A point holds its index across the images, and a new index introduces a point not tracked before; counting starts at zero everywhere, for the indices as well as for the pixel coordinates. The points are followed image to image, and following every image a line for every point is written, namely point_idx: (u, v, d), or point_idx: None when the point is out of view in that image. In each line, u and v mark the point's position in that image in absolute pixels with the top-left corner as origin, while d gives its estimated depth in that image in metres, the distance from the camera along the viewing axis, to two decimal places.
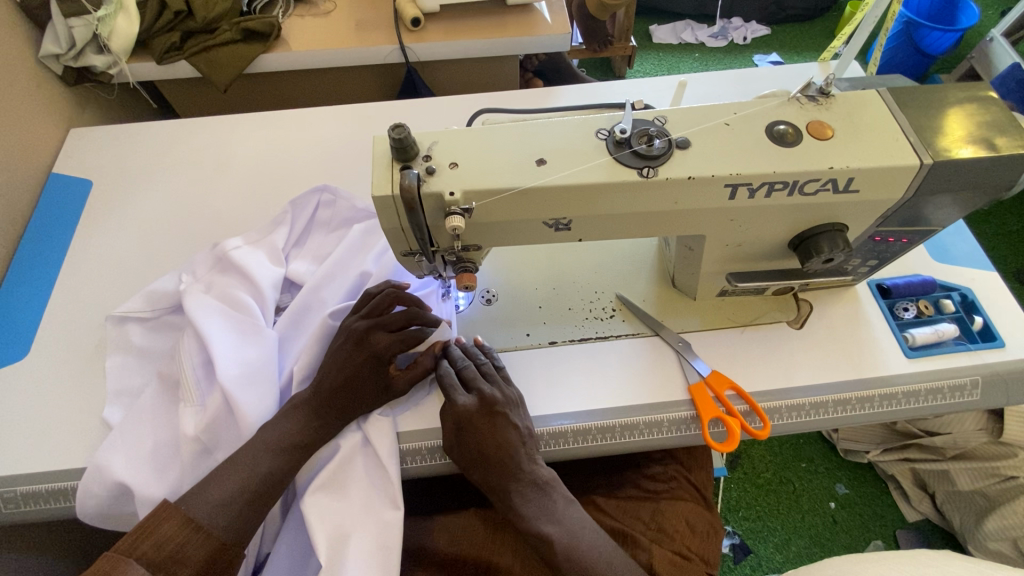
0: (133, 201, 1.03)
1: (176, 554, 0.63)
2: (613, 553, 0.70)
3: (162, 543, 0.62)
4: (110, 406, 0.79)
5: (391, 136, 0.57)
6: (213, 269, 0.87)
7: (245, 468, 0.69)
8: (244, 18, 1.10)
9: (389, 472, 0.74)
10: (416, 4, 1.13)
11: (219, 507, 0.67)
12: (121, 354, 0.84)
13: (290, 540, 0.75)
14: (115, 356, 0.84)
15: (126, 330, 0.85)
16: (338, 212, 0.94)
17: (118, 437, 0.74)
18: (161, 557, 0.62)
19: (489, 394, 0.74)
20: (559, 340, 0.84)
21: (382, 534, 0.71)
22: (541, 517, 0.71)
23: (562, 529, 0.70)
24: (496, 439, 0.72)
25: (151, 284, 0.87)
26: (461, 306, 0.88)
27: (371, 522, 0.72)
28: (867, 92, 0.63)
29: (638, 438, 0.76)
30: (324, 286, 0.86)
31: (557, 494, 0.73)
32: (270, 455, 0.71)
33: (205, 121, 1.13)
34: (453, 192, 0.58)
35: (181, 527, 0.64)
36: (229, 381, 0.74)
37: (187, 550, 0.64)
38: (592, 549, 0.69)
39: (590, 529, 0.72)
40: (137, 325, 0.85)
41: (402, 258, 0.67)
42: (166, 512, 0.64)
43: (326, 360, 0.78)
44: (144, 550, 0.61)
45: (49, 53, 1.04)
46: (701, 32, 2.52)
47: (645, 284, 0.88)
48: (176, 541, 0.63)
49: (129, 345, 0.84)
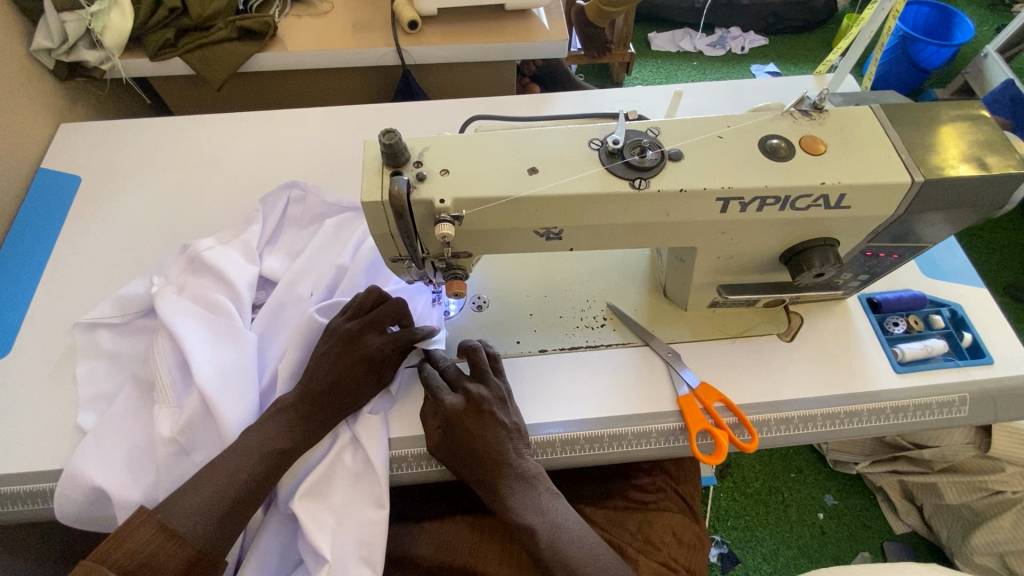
0: (123, 199, 1.02)
1: (152, 562, 0.62)
2: (604, 552, 0.68)
3: (135, 550, 0.61)
4: (83, 413, 0.78)
5: (382, 141, 0.56)
6: (185, 271, 0.87)
7: (229, 469, 0.68)
8: (240, 17, 1.10)
9: (375, 467, 0.73)
10: (413, 7, 1.13)
11: (198, 514, 0.65)
12: (93, 360, 0.83)
13: (272, 539, 0.74)
14: (85, 362, 0.82)
15: (96, 336, 0.84)
16: (309, 209, 0.95)
17: (92, 444, 0.73)
18: (136, 564, 0.61)
19: (476, 391, 0.75)
20: (550, 348, 0.84)
21: (366, 531, 0.71)
22: (527, 511, 0.69)
23: (549, 524, 0.69)
24: (481, 435, 0.71)
25: (120, 290, 0.86)
26: (451, 312, 0.87)
27: (354, 521, 0.71)
28: (860, 108, 0.63)
29: (626, 449, 0.76)
30: (299, 281, 0.86)
31: (544, 486, 0.72)
32: (253, 458, 0.70)
33: (198, 119, 1.12)
34: (444, 199, 0.57)
35: (156, 533, 0.63)
36: (206, 380, 0.74)
37: (162, 557, 0.63)
38: (583, 549, 0.67)
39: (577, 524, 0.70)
40: (108, 330, 0.84)
41: (391, 263, 0.67)
42: (141, 517, 0.63)
43: (313, 362, 0.77)
44: (118, 557, 0.61)
45: (41, 47, 1.03)
46: (700, 40, 2.54)
47: (637, 294, 0.88)
48: (150, 549, 0.62)
49: (100, 351, 0.83)
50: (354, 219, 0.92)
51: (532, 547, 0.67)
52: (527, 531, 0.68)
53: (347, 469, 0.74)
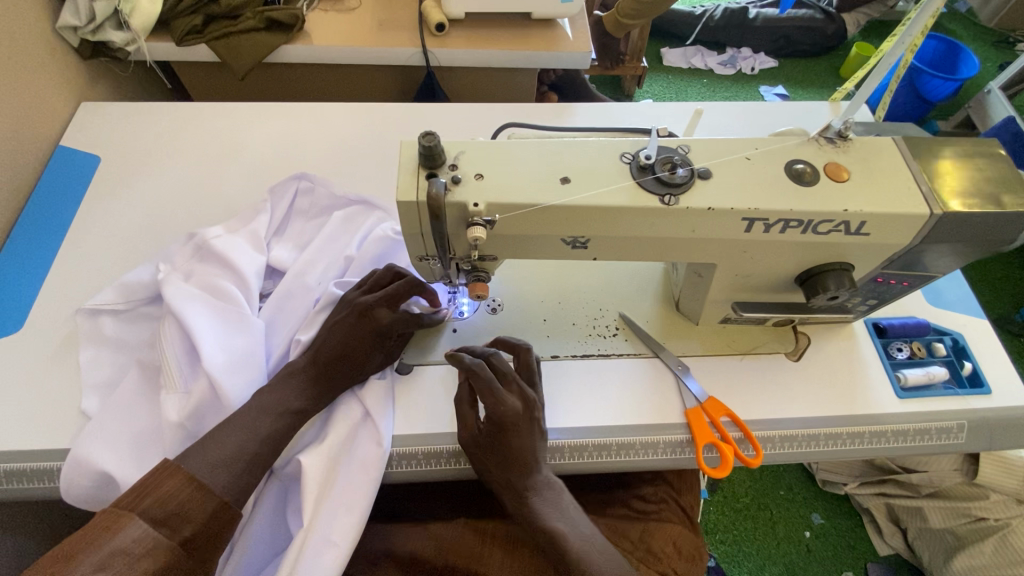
0: (142, 181, 1.02)
1: (180, 512, 0.60)
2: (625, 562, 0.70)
3: (164, 501, 0.60)
4: (87, 398, 0.77)
5: (421, 142, 0.57)
6: (191, 259, 0.87)
7: (247, 429, 0.70)
8: (268, 8, 1.10)
9: (381, 432, 0.76)
10: (441, 9, 1.14)
11: (216, 469, 0.66)
12: (96, 346, 0.82)
13: (273, 498, 0.76)
14: (89, 348, 0.82)
15: (100, 322, 0.83)
16: (317, 201, 0.97)
17: (97, 429, 0.73)
18: (165, 514, 0.59)
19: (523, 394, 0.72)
20: (561, 354, 0.84)
21: (358, 496, 0.72)
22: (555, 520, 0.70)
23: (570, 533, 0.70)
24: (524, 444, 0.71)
25: (125, 276, 0.85)
26: (465, 313, 0.88)
27: (352, 484, 0.72)
28: (882, 140, 0.65)
29: (633, 458, 0.77)
30: (307, 271, 0.88)
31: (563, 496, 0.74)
32: (269, 417, 0.72)
33: (220, 106, 1.12)
34: (478, 203, 0.59)
35: (184, 485, 0.61)
36: (216, 366, 0.75)
37: (190, 509, 0.61)
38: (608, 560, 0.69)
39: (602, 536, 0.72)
40: (112, 317, 0.84)
41: (417, 262, 0.67)
42: (168, 470, 0.62)
43: (324, 330, 0.78)
44: (146, 507, 0.59)
45: (66, 25, 1.02)
46: (710, 58, 2.59)
47: (649, 305, 0.89)
48: (179, 499, 0.61)
49: (104, 337, 0.82)
50: (362, 213, 0.95)
51: (557, 551, 0.68)
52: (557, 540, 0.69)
53: (354, 428, 0.77)
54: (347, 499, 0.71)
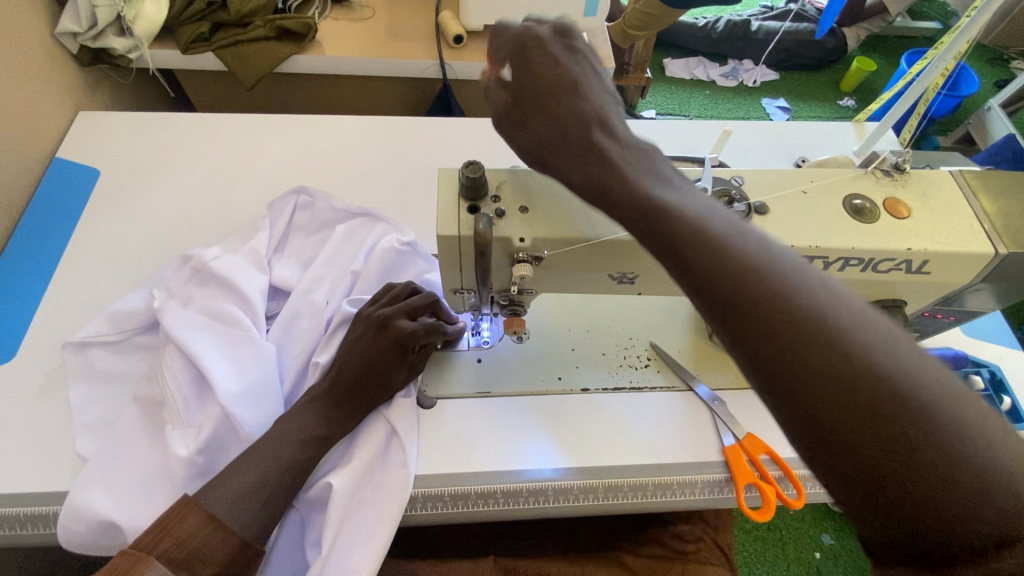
0: (142, 194, 0.96)
1: (199, 553, 0.57)
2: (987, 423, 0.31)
3: (184, 540, 0.56)
4: (82, 440, 0.70)
5: (465, 174, 0.54)
6: (188, 282, 0.79)
7: (267, 459, 0.64)
8: (279, 17, 1.06)
9: (408, 453, 0.71)
10: (459, 22, 1.11)
11: (238, 503, 0.61)
12: (87, 382, 0.74)
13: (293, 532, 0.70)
14: (79, 385, 0.74)
15: (90, 356, 0.76)
16: (316, 215, 0.90)
17: (95, 473, 0.66)
18: (183, 555, 0.56)
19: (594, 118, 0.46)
20: (592, 386, 0.80)
21: (384, 522, 0.66)
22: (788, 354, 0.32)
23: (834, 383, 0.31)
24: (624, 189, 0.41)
25: (113, 305, 0.78)
26: (488, 340, 0.83)
27: (379, 510, 0.67)
28: (940, 174, 0.63)
29: (670, 498, 0.73)
30: (314, 289, 0.81)
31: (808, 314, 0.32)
32: (289, 445, 0.66)
33: (226, 116, 1.07)
34: (524, 238, 0.55)
35: (203, 524, 0.58)
36: (229, 396, 0.68)
37: (209, 549, 0.58)
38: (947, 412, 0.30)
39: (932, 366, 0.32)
40: (101, 350, 0.76)
41: (449, 294, 0.63)
42: (186, 507, 0.59)
43: (344, 350, 0.73)
44: (166, 548, 0.56)
45: (67, 31, 0.96)
46: (713, 70, 2.58)
47: (681, 335, 0.86)
48: (198, 539, 0.57)
49: (95, 373, 0.75)
50: (366, 223, 0.88)
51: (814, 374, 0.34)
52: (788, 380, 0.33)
53: (381, 450, 0.72)
54: (372, 526, 0.66)
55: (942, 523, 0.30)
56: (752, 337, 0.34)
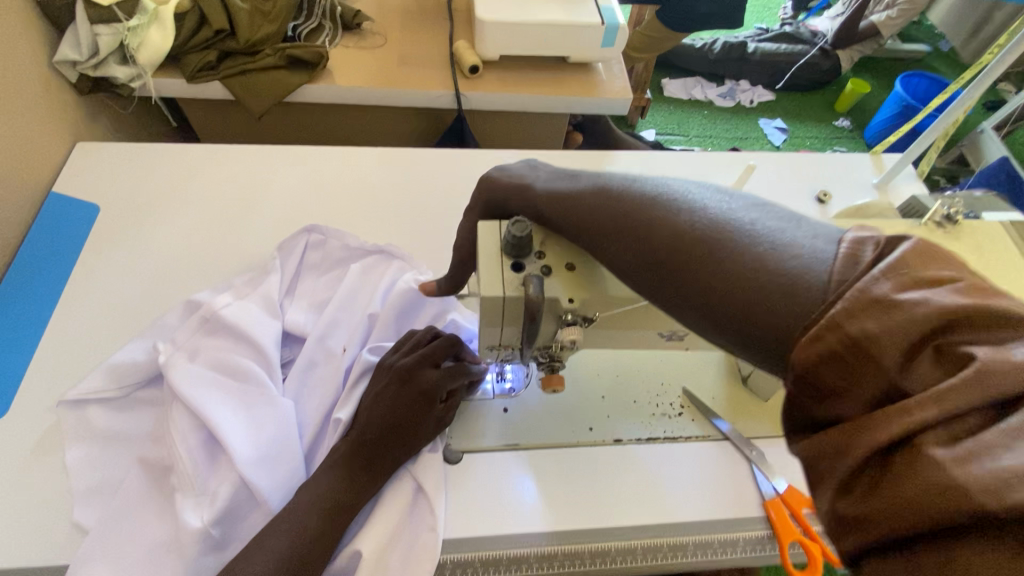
0: (144, 231, 0.91)
1: None
2: (886, 335, 0.32)
3: None
4: (82, 508, 0.65)
5: (511, 232, 0.51)
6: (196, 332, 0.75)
7: (293, 528, 0.60)
8: (290, 45, 1.03)
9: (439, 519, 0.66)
10: (475, 52, 1.08)
11: None
12: (86, 443, 0.69)
13: None
14: (77, 446, 0.69)
15: (88, 414, 0.70)
16: (329, 253, 0.85)
17: (98, 549, 0.61)
18: None
19: (550, 171, 0.57)
20: (625, 437, 0.77)
21: None
22: (703, 305, 0.42)
23: (733, 325, 0.41)
24: (576, 209, 0.51)
25: (111, 357, 0.73)
26: (515, 387, 0.80)
27: None
28: (992, 225, 0.61)
29: (711, 557, 0.71)
30: (330, 335, 0.76)
31: (710, 274, 0.42)
32: (313, 514, 0.61)
33: (232, 147, 1.03)
34: (573, 299, 0.52)
35: None
36: (244, 461, 0.64)
37: None
38: (829, 339, 0.34)
39: (839, 287, 0.35)
40: (101, 407, 0.71)
41: (485, 350, 0.60)
42: None
43: (367, 406, 0.69)
44: None
45: (66, 59, 0.92)
46: (711, 91, 2.59)
47: (713, 381, 0.83)
48: None
49: (94, 432, 0.70)
50: (384, 262, 0.84)
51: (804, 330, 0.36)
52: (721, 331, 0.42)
53: (409, 514, 0.67)
54: None
55: (835, 448, 0.33)
56: (677, 300, 0.44)
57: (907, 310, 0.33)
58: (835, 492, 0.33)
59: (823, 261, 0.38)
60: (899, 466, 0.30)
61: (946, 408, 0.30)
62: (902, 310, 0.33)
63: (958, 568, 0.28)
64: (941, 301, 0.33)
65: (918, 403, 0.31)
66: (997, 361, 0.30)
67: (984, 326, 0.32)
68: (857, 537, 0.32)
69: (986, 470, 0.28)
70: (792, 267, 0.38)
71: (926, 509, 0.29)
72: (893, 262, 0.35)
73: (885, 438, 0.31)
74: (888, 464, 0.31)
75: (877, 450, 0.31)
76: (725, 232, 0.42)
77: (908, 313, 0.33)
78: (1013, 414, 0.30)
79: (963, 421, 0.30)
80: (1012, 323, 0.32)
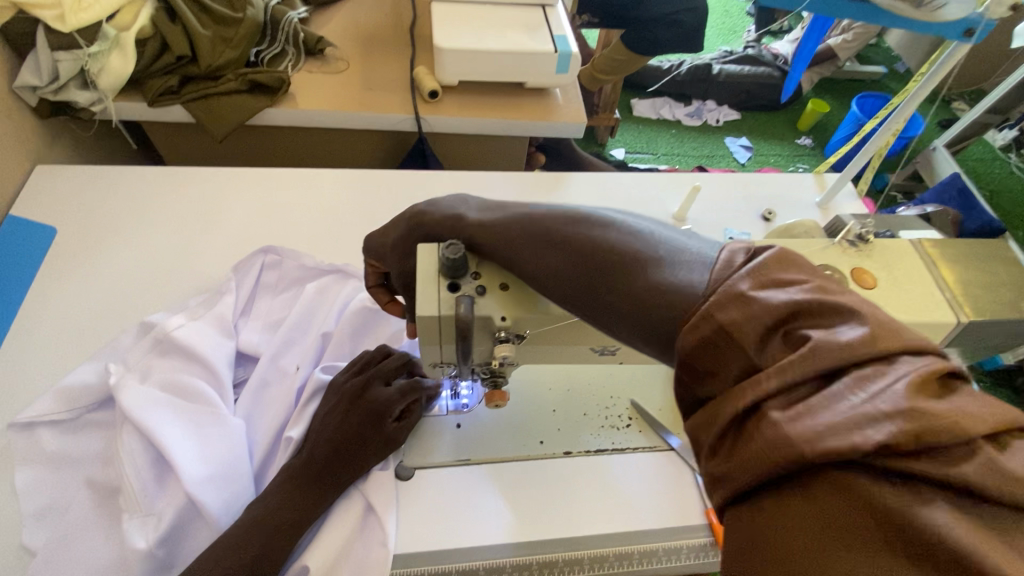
0: (102, 253, 0.92)
1: None
2: (745, 322, 0.36)
3: None
4: (28, 532, 0.65)
5: (445, 254, 0.54)
6: (149, 353, 0.75)
7: (238, 547, 0.61)
8: (251, 70, 1.05)
9: (387, 535, 0.67)
10: (435, 78, 1.12)
11: None
12: (33, 466, 0.69)
13: None
14: (24, 469, 0.68)
15: (37, 437, 0.70)
16: (285, 274, 0.87)
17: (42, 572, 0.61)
18: None
19: (479, 204, 0.59)
20: (574, 450, 0.79)
21: None
22: (621, 310, 0.45)
23: (649, 329, 0.43)
24: (504, 235, 0.54)
25: (63, 380, 0.73)
26: (468, 403, 0.81)
27: None
28: (900, 243, 0.65)
29: (657, 566, 0.72)
30: (283, 354, 0.77)
31: (633, 285, 0.43)
32: (262, 531, 0.62)
33: (193, 169, 1.04)
34: (504, 317, 0.55)
35: None
36: (193, 480, 0.64)
37: None
38: (704, 328, 0.37)
39: (715, 284, 0.39)
40: (51, 429, 0.71)
41: (428, 367, 0.62)
42: None
43: (317, 425, 0.71)
44: None
45: (26, 84, 0.94)
46: (679, 110, 2.68)
47: (661, 394, 0.86)
48: None
49: (42, 456, 0.69)
50: (339, 282, 0.86)
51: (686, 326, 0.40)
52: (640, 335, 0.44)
53: (360, 531, 0.68)
54: None
55: (708, 418, 0.36)
56: (592, 308, 0.47)
57: (762, 301, 0.36)
58: (707, 454, 0.36)
59: (703, 267, 0.41)
60: (749, 428, 0.33)
61: (786, 377, 0.33)
62: (760, 303, 0.36)
63: (791, 516, 0.31)
64: (790, 294, 0.36)
65: (766, 374, 0.34)
66: (829, 340, 0.33)
67: (822, 315, 0.35)
68: (721, 494, 0.34)
69: (808, 425, 0.31)
70: (683, 270, 0.42)
71: (763, 460, 0.31)
72: (758, 265, 0.38)
73: (736, 406, 0.34)
74: (738, 429, 0.34)
75: (735, 418, 0.34)
76: (626, 243, 0.46)
77: (765, 303, 0.36)
78: (838, 380, 0.32)
79: (800, 389, 0.33)
80: (844, 311, 0.35)
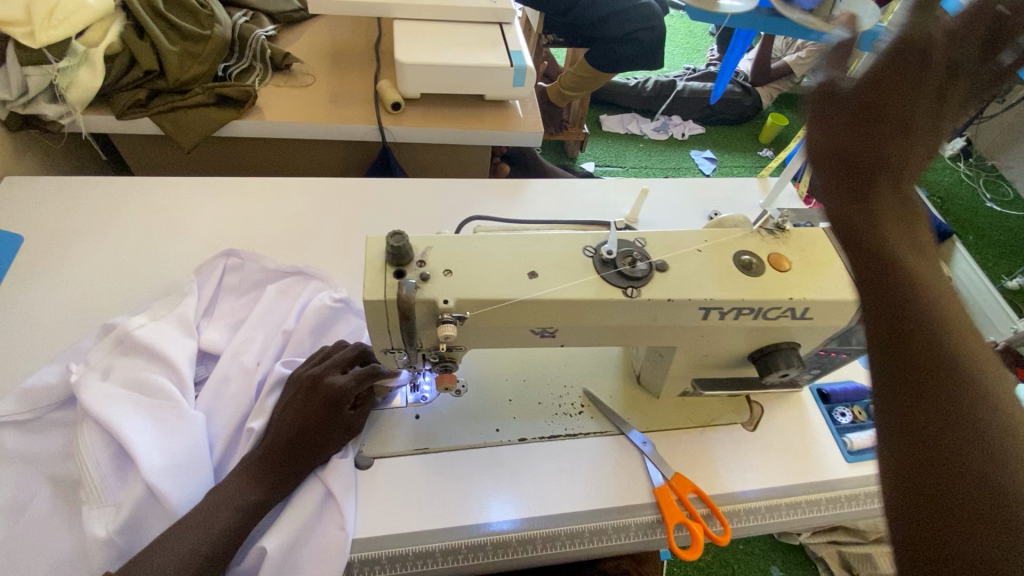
0: (66, 260, 0.94)
1: None
2: None
3: None
4: None
5: (389, 243, 0.58)
6: (111, 353, 0.78)
7: (199, 528, 0.63)
8: (219, 84, 1.10)
9: (345, 514, 0.71)
10: (397, 90, 1.17)
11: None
12: None
13: None
14: None
15: None
16: (247, 276, 0.90)
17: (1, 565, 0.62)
18: None
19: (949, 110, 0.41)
20: (529, 436, 0.83)
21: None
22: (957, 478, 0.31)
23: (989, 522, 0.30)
24: (912, 221, 0.39)
25: (25, 381, 0.75)
26: (427, 395, 0.85)
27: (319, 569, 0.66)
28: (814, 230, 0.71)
29: (606, 543, 0.75)
30: (243, 351, 0.80)
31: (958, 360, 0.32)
32: (225, 511, 0.65)
33: (160, 179, 1.07)
34: (448, 299, 0.59)
35: None
36: (153, 469, 0.66)
37: None
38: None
39: None
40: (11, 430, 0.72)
41: (380, 354, 0.66)
42: None
43: (277, 416, 0.73)
44: None
45: None
46: (645, 124, 2.76)
47: (611, 382, 0.90)
48: None
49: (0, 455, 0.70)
50: (300, 283, 0.89)
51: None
52: (901, 361, 0.35)
53: (319, 513, 0.71)
54: None
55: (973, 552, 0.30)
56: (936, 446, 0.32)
57: None
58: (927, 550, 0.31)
59: None
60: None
61: None
62: None
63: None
64: None
65: None
66: None
67: None
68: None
69: None
70: None
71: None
72: None
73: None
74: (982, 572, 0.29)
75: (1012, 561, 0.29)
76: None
77: None
78: None
79: None
80: None
